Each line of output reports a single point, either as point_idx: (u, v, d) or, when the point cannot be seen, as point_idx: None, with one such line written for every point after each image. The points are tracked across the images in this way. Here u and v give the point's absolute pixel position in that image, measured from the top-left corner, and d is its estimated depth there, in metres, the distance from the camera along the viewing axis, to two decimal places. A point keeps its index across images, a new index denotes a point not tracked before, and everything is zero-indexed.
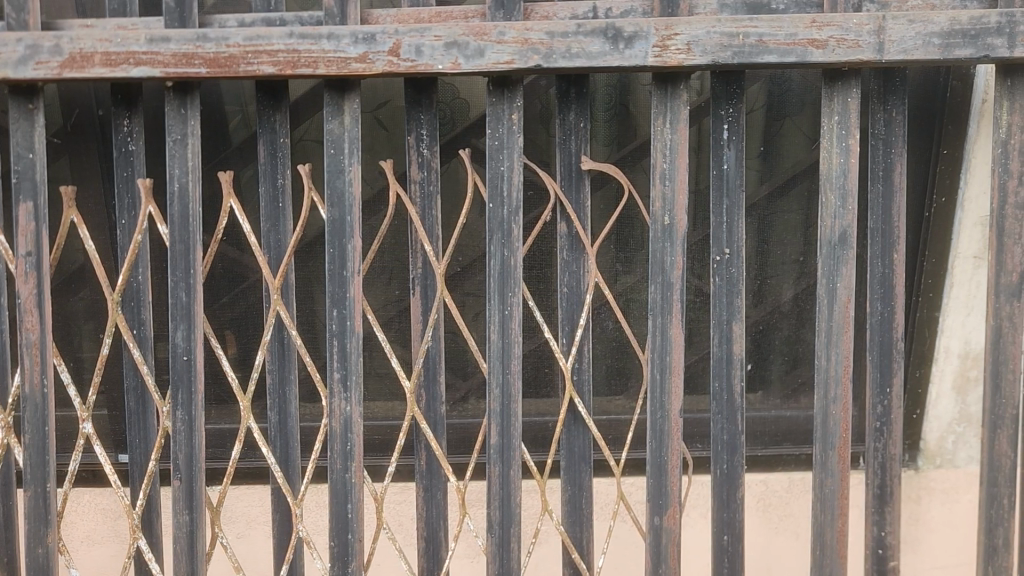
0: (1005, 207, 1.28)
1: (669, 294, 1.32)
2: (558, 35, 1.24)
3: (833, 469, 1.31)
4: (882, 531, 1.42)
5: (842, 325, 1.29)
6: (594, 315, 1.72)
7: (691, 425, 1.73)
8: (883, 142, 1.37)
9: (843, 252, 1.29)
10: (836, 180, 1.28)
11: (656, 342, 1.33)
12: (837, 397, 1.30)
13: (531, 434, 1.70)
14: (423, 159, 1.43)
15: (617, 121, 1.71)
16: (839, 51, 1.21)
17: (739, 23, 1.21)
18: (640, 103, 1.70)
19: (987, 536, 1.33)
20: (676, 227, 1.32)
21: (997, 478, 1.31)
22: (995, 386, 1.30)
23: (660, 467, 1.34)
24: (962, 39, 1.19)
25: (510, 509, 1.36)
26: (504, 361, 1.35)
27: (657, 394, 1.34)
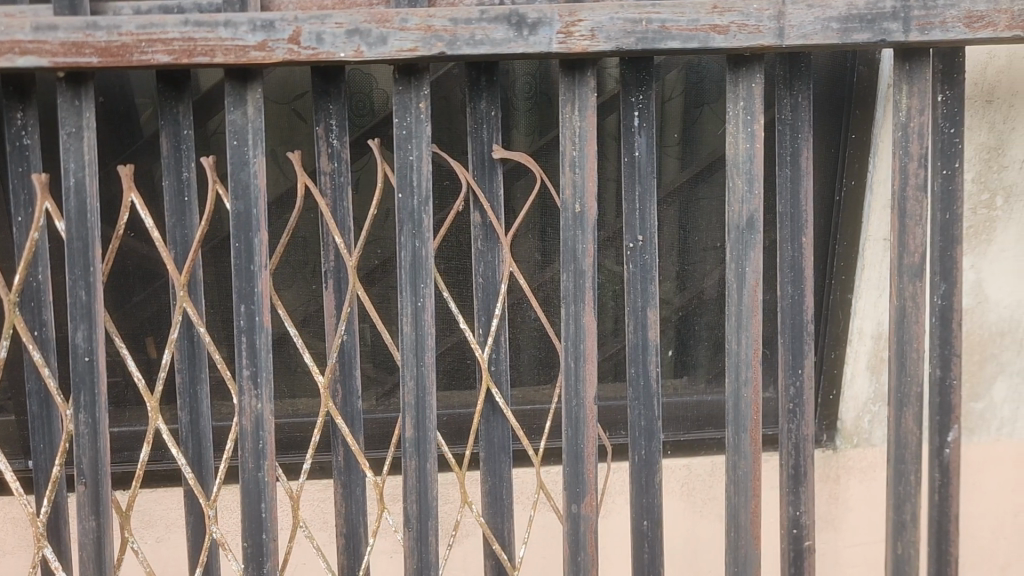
0: (906, 189, 1.29)
1: (581, 281, 1.32)
2: (462, 21, 1.22)
3: (745, 450, 1.32)
4: (797, 511, 1.44)
5: (752, 309, 1.30)
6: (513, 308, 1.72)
7: (609, 412, 1.75)
8: (790, 127, 1.39)
9: (751, 237, 1.30)
10: (742, 165, 1.30)
11: (569, 330, 1.33)
12: (749, 380, 1.32)
13: (448, 428, 1.68)
14: (333, 150, 1.41)
15: (535, 108, 1.70)
16: (741, 36, 1.21)
17: (643, 9, 1.21)
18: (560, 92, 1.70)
19: (896, 512, 1.34)
20: (587, 215, 1.32)
21: (904, 455, 1.33)
22: (901, 365, 1.32)
23: (577, 455, 1.34)
24: (859, 24, 1.21)
25: (427, 501, 1.34)
26: (418, 353, 1.33)
27: (572, 382, 1.33)
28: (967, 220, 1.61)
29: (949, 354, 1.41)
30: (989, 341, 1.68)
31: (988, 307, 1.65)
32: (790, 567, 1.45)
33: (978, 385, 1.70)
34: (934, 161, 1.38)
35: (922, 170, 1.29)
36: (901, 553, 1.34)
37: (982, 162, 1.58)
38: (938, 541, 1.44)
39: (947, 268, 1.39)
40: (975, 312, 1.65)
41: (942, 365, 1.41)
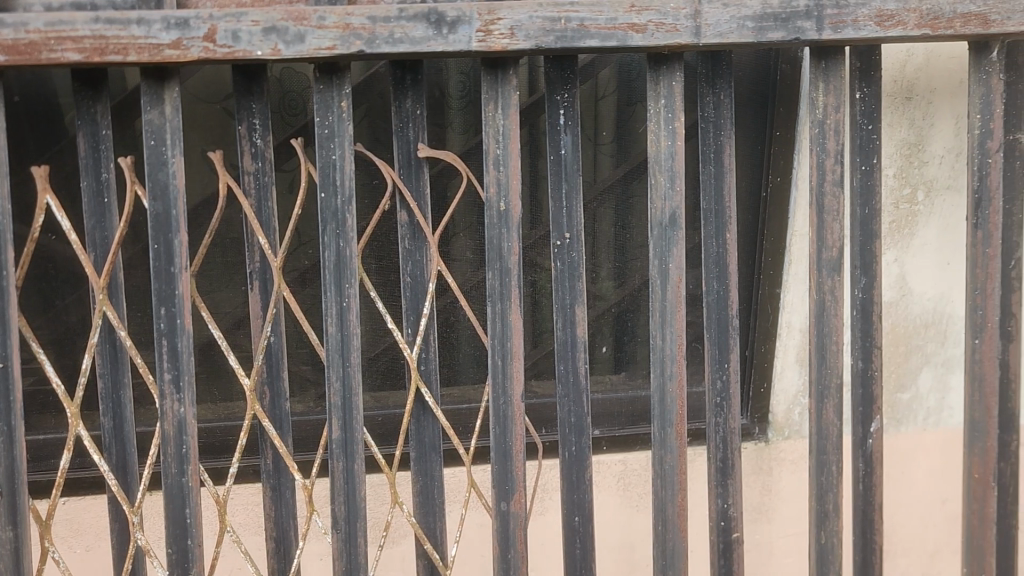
0: (823, 185, 1.32)
1: (507, 280, 1.32)
2: (380, 19, 1.21)
3: (671, 445, 1.34)
4: (725, 504, 1.46)
5: (675, 304, 1.32)
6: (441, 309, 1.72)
7: (535, 411, 1.73)
8: (713, 124, 1.40)
9: (673, 233, 1.31)
10: (664, 162, 1.31)
11: (495, 328, 1.33)
12: (674, 374, 1.33)
13: (375, 427, 1.67)
14: (256, 150, 1.38)
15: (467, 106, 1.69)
16: (658, 35, 1.22)
17: (561, 7, 1.21)
18: None
19: (819, 502, 1.37)
20: (512, 212, 1.32)
21: (826, 445, 1.35)
22: (821, 357, 1.34)
23: (505, 453, 1.34)
24: (774, 22, 1.22)
25: (355, 503, 1.34)
26: (344, 353, 1.32)
27: (500, 380, 1.33)
28: (890, 215, 1.64)
29: (870, 346, 1.43)
30: (913, 333, 1.71)
31: (910, 300, 1.69)
32: (719, 559, 1.47)
33: (904, 376, 1.74)
34: (853, 157, 1.41)
35: (838, 166, 1.31)
36: (824, 542, 1.36)
37: (903, 159, 1.62)
38: (863, 529, 1.47)
39: (867, 262, 1.42)
40: (899, 304, 1.69)
41: (864, 357, 1.43)
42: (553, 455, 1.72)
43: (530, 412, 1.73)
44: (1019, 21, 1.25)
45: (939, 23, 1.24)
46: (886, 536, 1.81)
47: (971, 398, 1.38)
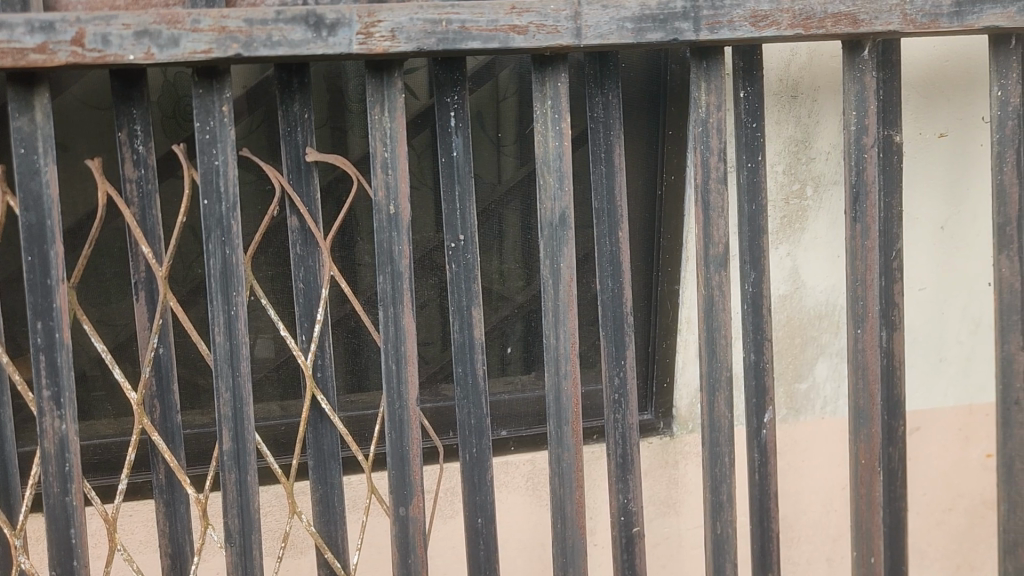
0: (707, 183, 1.35)
1: (398, 284, 1.32)
2: (257, 22, 1.18)
3: (568, 442, 1.36)
4: (626, 499, 1.47)
5: (568, 303, 1.34)
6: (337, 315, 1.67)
7: (434, 415, 1.71)
8: (603, 124, 1.42)
9: (563, 233, 1.33)
10: (552, 163, 1.32)
11: (389, 332, 1.32)
12: (568, 373, 1.35)
13: (269, 437, 1.64)
14: (138, 157, 1.34)
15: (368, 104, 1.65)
16: (540, 37, 1.23)
17: (441, 9, 1.21)
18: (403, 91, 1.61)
19: (713, 493, 1.39)
20: (402, 216, 1.31)
21: (719, 438, 1.38)
22: (711, 351, 1.37)
23: (402, 457, 1.34)
24: (652, 23, 1.24)
25: (250, 514, 1.32)
26: (233, 363, 1.30)
27: (394, 384, 1.33)
28: (781, 211, 1.68)
29: (762, 339, 1.47)
30: (808, 324, 1.76)
31: (804, 292, 1.74)
32: (622, 554, 1.49)
33: (801, 366, 1.78)
34: (739, 155, 1.44)
35: (721, 164, 1.35)
36: (720, 533, 1.39)
37: (791, 155, 1.66)
38: (760, 518, 1.50)
39: (756, 257, 1.46)
40: (793, 297, 1.73)
41: (756, 349, 1.47)
42: (453, 459, 1.71)
43: (430, 414, 1.71)
44: (886, 21, 1.28)
45: (811, 24, 1.27)
46: (790, 523, 1.85)
47: (856, 385, 1.42)
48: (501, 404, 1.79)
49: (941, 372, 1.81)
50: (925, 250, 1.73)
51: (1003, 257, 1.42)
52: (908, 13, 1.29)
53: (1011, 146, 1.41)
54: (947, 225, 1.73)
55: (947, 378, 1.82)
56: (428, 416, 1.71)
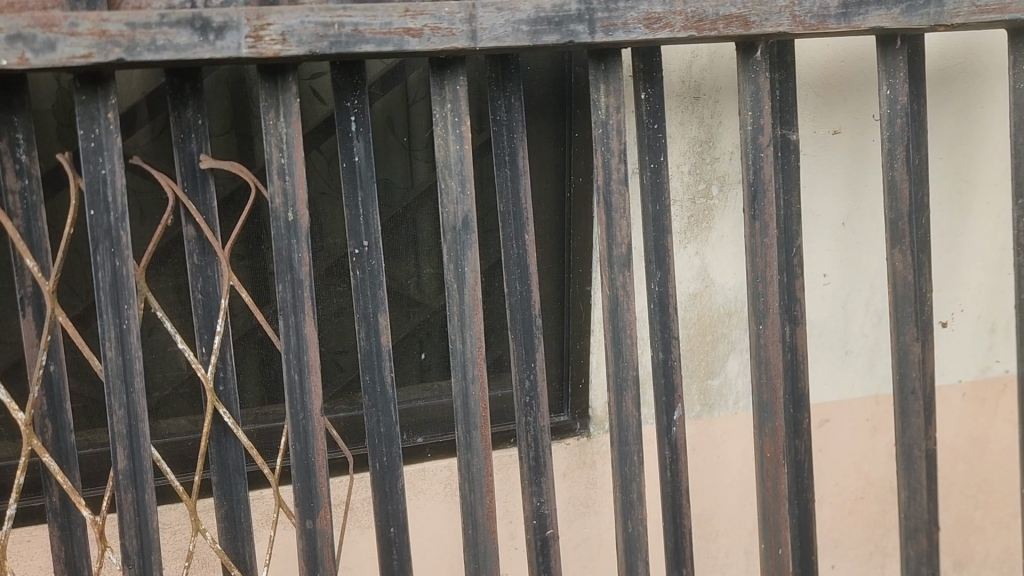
0: (610, 184, 1.35)
1: (299, 292, 1.29)
2: (140, 26, 1.14)
3: (477, 447, 1.35)
4: (540, 502, 1.47)
5: (473, 307, 1.33)
6: (245, 327, 1.62)
7: (347, 424, 1.69)
8: (506, 127, 1.41)
9: (466, 236, 1.32)
10: (453, 167, 1.31)
11: (290, 341, 1.29)
12: (475, 378, 1.34)
13: (173, 453, 1.58)
14: (21, 166, 1.27)
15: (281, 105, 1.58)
16: (435, 39, 1.22)
17: (333, 12, 1.19)
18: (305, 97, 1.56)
19: (624, 492, 1.40)
20: (300, 223, 1.29)
21: (627, 437, 1.39)
22: (618, 351, 1.38)
23: (308, 469, 1.31)
24: (547, 25, 1.25)
25: (149, 535, 1.28)
26: (126, 378, 1.25)
27: (297, 395, 1.30)
28: (688, 211, 1.71)
29: (669, 338, 1.49)
30: (718, 321, 1.79)
31: (714, 290, 1.77)
32: (537, 557, 1.48)
33: (713, 363, 1.81)
34: (642, 155, 1.45)
35: (622, 165, 1.36)
36: (632, 531, 1.40)
37: (697, 155, 1.68)
38: (673, 515, 1.52)
39: (661, 256, 1.47)
40: (703, 295, 1.76)
41: (664, 348, 1.48)
42: (362, 468, 1.67)
43: (336, 425, 1.68)
44: (776, 23, 1.31)
45: (703, 25, 1.29)
46: (709, 517, 1.87)
47: (759, 379, 1.44)
48: (416, 410, 1.77)
49: (848, 364, 1.86)
50: (828, 246, 1.78)
51: (896, 251, 1.45)
52: (797, 14, 1.31)
53: (901, 143, 1.44)
54: (849, 221, 1.78)
55: (854, 370, 1.87)
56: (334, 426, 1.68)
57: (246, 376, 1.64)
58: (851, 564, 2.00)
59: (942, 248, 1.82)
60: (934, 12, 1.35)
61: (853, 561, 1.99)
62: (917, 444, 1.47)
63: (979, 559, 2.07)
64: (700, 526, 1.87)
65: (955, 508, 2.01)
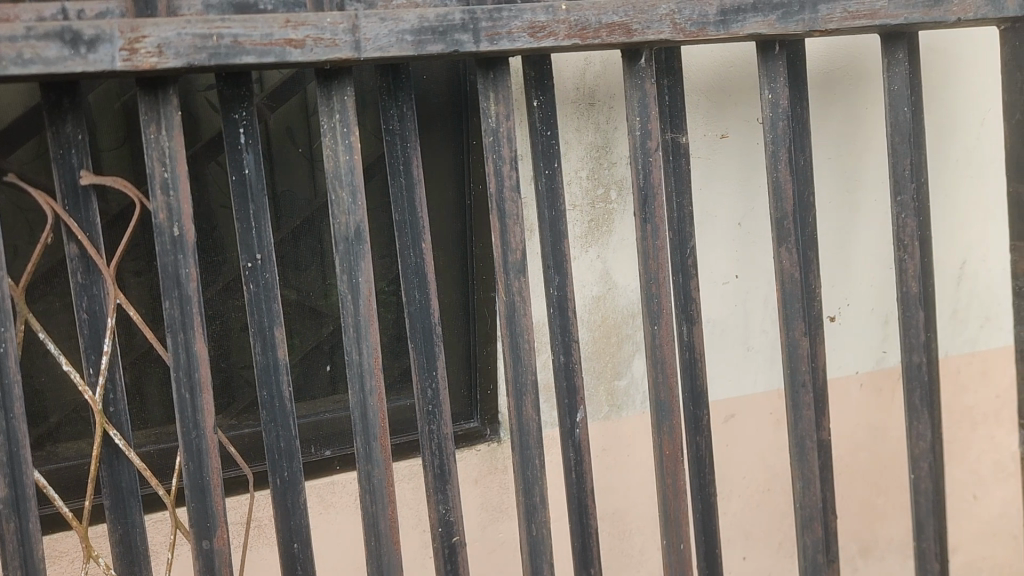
0: (502, 192, 1.37)
1: (187, 308, 1.26)
2: (5, 39, 1.10)
3: (377, 458, 1.35)
4: (445, 510, 1.47)
5: (368, 318, 1.33)
6: (141, 346, 1.58)
7: (250, 441, 1.66)
8: (399, 137, 1.41)
9: (359, 247, 1.32)
10: (343, 177, 1.30)
11: (180, 359, 1.26)
12: (373, 389, 1.34)
13: (70, 477, 1.52)
14: None
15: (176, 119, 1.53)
16: (318, 50, 1.22)
17: (211, 24, 1.17)
18: (197, 109, 1.53)
19: (527, 496, 1.41)
20: (187, 238, 1.26)
21: (528, 441, 1.40)
22: (516, 357, 1.39)
23: (202, 488, 1.29)
24: (432, 35, 1.25)
25: (34, 564, 1.24)
26: (5, 404, 1.21)
27: (189, 413, 1.27)
28: (588, 215, 1.74)
29: (569, 341, 1.50)
30: (622, 322, 1.82)
31: (617, 293, 1.80)
32: (445, 565, 1.48)
33: (619, 364, 1.84)
34: (537, 162, 1.47)
35: (514, 172, 1.37)
36: (536, 534, 1.41)
37: (594, 161, 1.71)
38: (579, 516, 1.53)
39: (559, 261, 1.49)
40: (606, 298, 1.79)
41: (564, 351, 1.50)
42: (262, 486, 1.64)
43: (237, 442, 1.65)
44: (658, 30, 1.34)
45: (587, 33, 1.31)
46: (622, 516, 1.90)
47: (656, 379, 1.46)
48: (323, 423, 1.75)
49: (750, 360, 1.92)
50: (724, 246, 1.83)
51: (783, 249, 1.49)
52: (677, 22, 1.35)
53: (783, 145, 1.48)
54: (744, 221, 1.83)
55: (755, 366, 1.93)
56: (231, 444, 1.64)
57: (144, 395, 1.60)
58: (761, 555, 2.05)
59: (833, 245, 1.89)
60: (808, 19, 1.40)
61: (763, 551, 2.05)
62: (809, 435, 1.51)
63: (884, 543, 2.15)
64: (613, 525, 1.90)
65: (858, 496, 2.08)
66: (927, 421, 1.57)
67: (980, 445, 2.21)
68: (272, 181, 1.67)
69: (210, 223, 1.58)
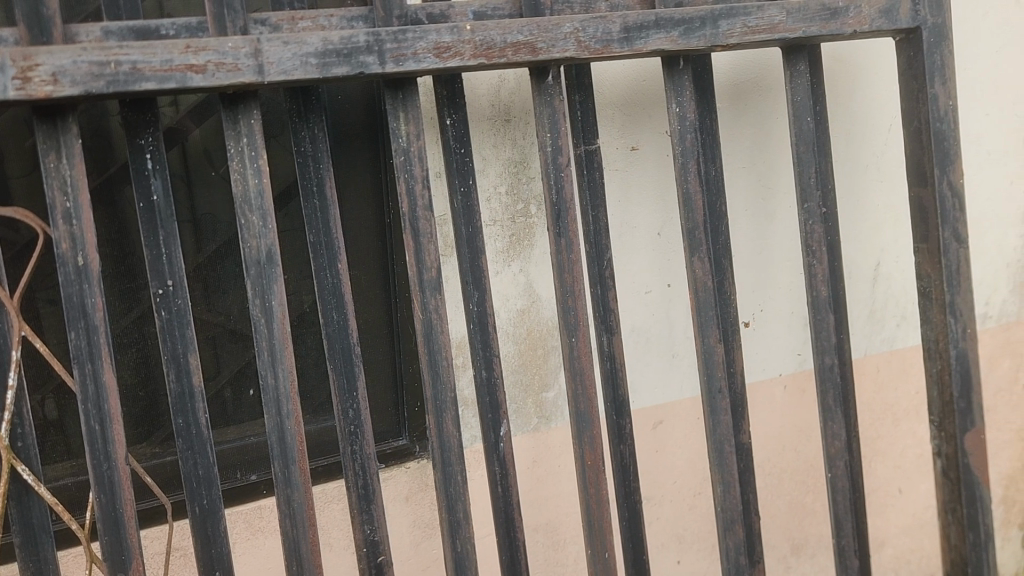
0: (415, 211, 1.37)
1: (94, 338, 1.24)
2: None
3: (296, 482, 1.34)
4: (371, 530, 1.47)
5: (283, 341, 1.32)
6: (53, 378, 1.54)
7: (164, 469, 1.62)
8: (311, 159, 1.40)
9: (271, 270, 1.31)
10: (253, 201, 1.30)
11: (88, 391, 1.24)
12: (290, 412, 1.34)
13: None
14: None
15: (87, 144, 1.49)
16: (220, 75, 1.21)
17: (108, 51, 1.16)
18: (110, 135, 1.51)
19: (450, 512, 1.42)
20: (92, 267, 1.24)
21: (450, 458, 1.41)
22: (435, 374, 1.40)
23: (115, 520, 1.27)
24: (336, 58, 1.26)
25: None
26: None
27: (99, 445, 1.25)
28: (509, 230, 1.75)
29: (490, 355, 1.51)
30: (547, 334, 1.84)
31: (541, 305, 1.82)
32: None
33: (546, 376, 1.86)
34: (451, 180, 1.47)
35: (426, 192, 1.38)
36: (461, 550, 1.42)
37: (512, 176, 1.73)
38: (507, 530, 1.54)
39: (478, 276, 1.50)
40: (530, 310, 1.81)
41: (486, 366, 1.51)
42: (182, 515, 1.61)
43: (154, 471, 1.61)
44: (562, 48, 1.36)
45: (492, 53, 1.33)
46: (555, 527, 1.91)
47: (575, 391, 1.48)
48: (248, 447, 1.73)
49: (675, 366, 1.95)
50: (645, 255, 1.86)
51: (695, 259, 1.52)
52: (582, 40, 1.37)
53: (693, 157, 1.51)
54: (664, 231, 1.87)
55: (681, 372, 1.96)
56: (148, 474, 1.60)
57: (59, 428, 1.56)
58: (695, 558, 2.08)
59: (750, 252, 1.93)
60: (709, 34, 1.44)
61: (696, 554, 2.08)
62: (726, 439, 1.55)
63: (814, 540, 2.20)
64: (547, 536, 1.91)
65: (787, 495, 2.13)
66: (841, 421, 1.62)
67: (903, 440, 2.28)
68: (189, 205, 1.64)
69: (121, 250, 1.55)
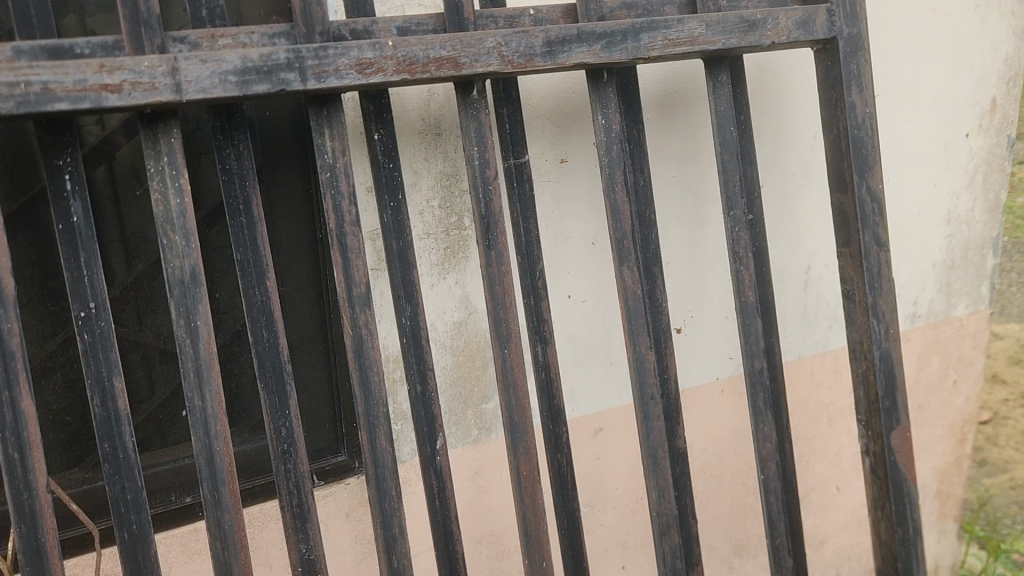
0: (343, 227, 1.37)
1: (11, 365, 1.21)
2: None
3: (226, 503, 1.33)
4: (307, 549, 1.47)
5: (209, 361, 1.31)
6: None
7: (88, 497, 1.57)
8: (237, 176, 1.39)
9: (196, 290, 1.30)
10: (175, 221, 1.28)
11: (5, 419, 1.21)
12: (219, 433, 1.32)
13: None
14: None
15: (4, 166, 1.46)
16: (136, 94, 1.19)
17: (17, 71, 1.13)
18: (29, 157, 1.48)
19: (385, 528, 1.42)
20: (7, 291, 1.21)
21: (384, 473, 1.41)
22: (366, 390, 1.39)
23: (36, 551, 1.24)
24: (256, 75, 1.25)
25: None
26: None
27: (18, 475, 1.22)
28: (443, 243, 1.76)
29: (424, 369, 1.52)
30: (484, 346, 1.84)
31: (477, 317, 1.82)
32: None
33: (484, 388, 1.86)
34: (381, 195, 1.47)
35: (353, 208, 1.38)
36: (397, 565, 1.43)
37: (444, 189, 1.73)
38: (445, 543, 1.54)
39: (410, 291, 1.50)
40: (467, 323, 1.81)
41: (420, 380, 1.51)
42: (112, 542, 1.57)
43: (79, 499, 1.56)
44: (485, 63, 1.38)
45: (415, 68, 1.33)
46: (499, 537, 1.92)
47: (509, 402, 1.49)
48: (182, 468, 1.69)
49: (613, 374, 1.97)
50: (579, 264, 1.88)
51: (624, 268, 1.54)
52: (504, 54, 1.39)
53: (619, 167, 1.53)
54: (597, 240, 1.89)
55: (618, 379, 1.98)
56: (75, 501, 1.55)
57: None
58: (639, 562, 2.11)
59: (682, 259, 1.96)
60: (631, 47, 1.47)
61: (640, 558, 2.10)
62: (659, 445, 1.57)
63: (755, 540, 2.24)
64: (491, 547, 1.91)
65: (728, 496, 2.16)
66: (771, 423, 1.65)
67: (839, 439, 2.33)
68: (117, 224, 1.61)
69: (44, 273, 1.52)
